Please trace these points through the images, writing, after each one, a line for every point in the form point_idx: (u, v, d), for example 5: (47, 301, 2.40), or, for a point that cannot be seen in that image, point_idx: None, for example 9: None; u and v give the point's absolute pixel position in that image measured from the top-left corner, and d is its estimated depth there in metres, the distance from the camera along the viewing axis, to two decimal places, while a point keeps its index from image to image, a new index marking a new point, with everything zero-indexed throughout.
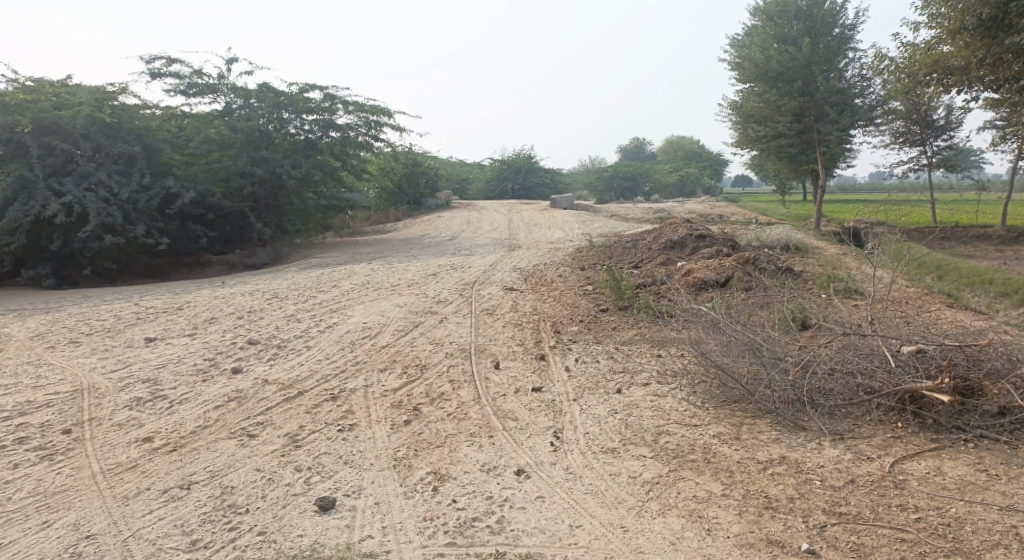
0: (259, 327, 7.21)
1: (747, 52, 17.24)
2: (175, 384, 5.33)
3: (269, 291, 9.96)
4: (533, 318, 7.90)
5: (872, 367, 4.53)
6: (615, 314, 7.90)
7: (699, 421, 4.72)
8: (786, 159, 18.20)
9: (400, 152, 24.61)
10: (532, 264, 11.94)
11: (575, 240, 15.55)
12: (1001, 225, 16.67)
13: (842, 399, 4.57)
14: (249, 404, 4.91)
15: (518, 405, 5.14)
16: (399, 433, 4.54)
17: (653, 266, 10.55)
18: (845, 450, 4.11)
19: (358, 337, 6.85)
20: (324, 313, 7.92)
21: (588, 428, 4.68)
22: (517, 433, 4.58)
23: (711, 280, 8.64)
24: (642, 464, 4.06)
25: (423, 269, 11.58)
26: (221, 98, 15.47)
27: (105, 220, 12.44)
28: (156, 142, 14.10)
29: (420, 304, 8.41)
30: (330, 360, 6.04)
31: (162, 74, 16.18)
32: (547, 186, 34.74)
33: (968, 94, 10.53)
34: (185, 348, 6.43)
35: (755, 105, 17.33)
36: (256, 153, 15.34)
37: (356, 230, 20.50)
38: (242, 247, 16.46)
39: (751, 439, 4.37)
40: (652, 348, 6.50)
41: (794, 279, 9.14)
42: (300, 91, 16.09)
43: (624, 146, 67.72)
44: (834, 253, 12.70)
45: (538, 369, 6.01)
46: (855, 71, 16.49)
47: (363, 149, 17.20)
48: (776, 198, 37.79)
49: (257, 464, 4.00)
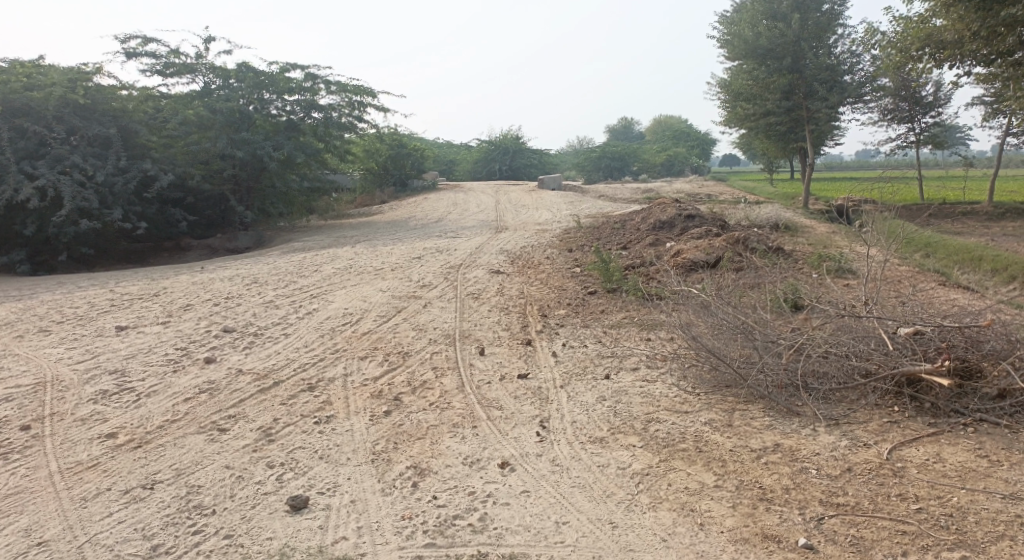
0: (236, 314, 6.97)
1: (735, 28, 16.98)
2: (143, 376, 5.09)
3: (248, 276, 9.71)
4: (519, 301, 7.70)
5: (868, 350, 4.37)
6: (604, 297, 7.72)
7: (690, 407, 4.56)
8: (775, 138, 18.02)
9: (385, 133, 24.21)
10: (519, 246, 11.73)
11: (563, 221, 15.34)
12: (988, 202, 16.63)
13: (837, 384, 4.42)
14: (221, 396, 4.70)
15: (503, 392, 4.96)
16: (379, 425, 4.34)
17: (641, 247, 10.36)
18: (841, 436, 3.96)
19: (339, 323, 6.63)
20: (304, 298, 7.68)
21: (575, 417, 4.50)
22: (502, 423, 4.40)
23: (702, 261, 8.48)
24: (631, 454, 3.89)
25: (408, 253, 11.34)
26: (199, 78, 15.01)
27: (80, 205, 12.08)
28: (132, 123, 13.69)
29: (404, 289, 8.20)
30: (309, 348, 5.83)
31: (137, 54, 15.71)
32: (535, 167, 34.42)
33: (960, 69, 10.38)
34: (157, 338, 6.18)
35: (744, 83, 17.11)
36: (236, 135, 14.96)
37: (341, 212, 20.17)
38: (223, 231, 16.11)
39: (743, 426, 4.22)
40: (641, 332, 6.33)
41: (784, 258, 9.00)
42: (281, 71, 15.67)
43: (611, 125, 67.33)
44: (824, 232, 12.58)
45: (524, 355, 5.83)
46: (844, 47, 16.26)
47: (346, 130, 16.82)
48: (764, 178, 37.68)
49: (226, 460, 3.81)
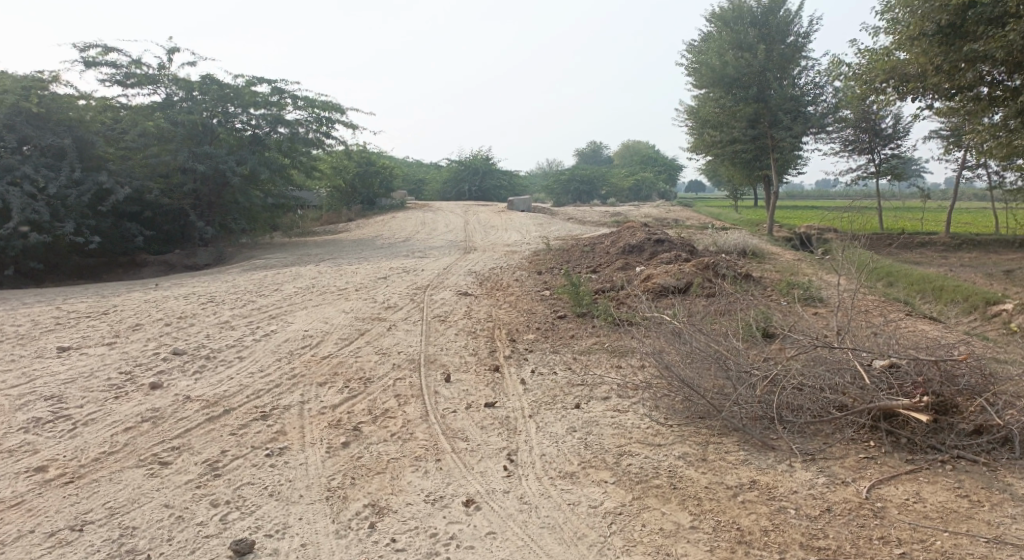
0: (188, 336, 6.62)
1: (703, 57, 17.23)
2: (82, 402, 4.74)
3: (205, 294, 9.32)
4: (487, 325, 7.49)
5: (844, 383, 4.27)
6: (573, 321, 7.56)
7: (663, 440, 4.39)
8: (740, 165, 18.25)
9: (353, 151, 23.92)
10: (488, 268, 11.56)
11: (532, 242, 15.23)
12: (945, 232, 17.04)
13: (812, 417, 4.31)
14: (165, 425, 4.38)
15: (470, 422, 4.73)
16: (336, 458, 4.08)
17: (611, 271, 10.27)
18: (818, 473, 3.83)
19: (298, 346, 6.33)
20: (262, 320, 7.36)
21: (544, 450, 4.30)
22: (467, 456, 4.17)
23: (672, 286, 8.41)
24: (603, 492, 3.70)
25: (373, 272, 11.07)
26: (161, 90, 14.59)
27: (30, 217, 11.56)
28: (89, 134, 13.21)
29: (367, 311, 7.92)
30: (264, 373, 5.52)
31: (97, 64, 15.23)
32: (504, 188, 34.39)
33: (921, 101, 10.62)
34: (100, 360, 5.81)
35: (711, 110, 17.33)
36: (198, 149, 14.56)
37: (306, 229, 19.76)
38: (182, 246, 15.60)
39: (718, 461, 4.06)
40: (612, 359, 6.17)
41: (753, 285, 8.99)
42: (247, 85, 15.36)
43: (581, 148, 67.99)
44: (790, 259, 12.69)
45: (491, 383, 5.60)
46: (808, 78, 16.62)
47: (313, 146, 16.52)
48: (729, 204, 38.31)
49: (166, 498, 3.51)
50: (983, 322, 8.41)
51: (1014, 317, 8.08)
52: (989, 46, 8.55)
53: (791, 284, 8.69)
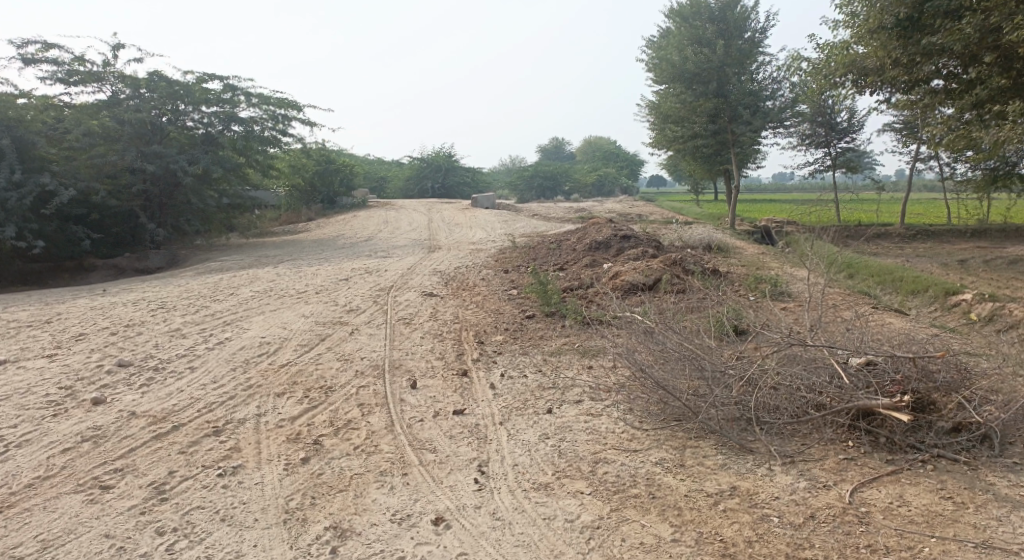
0: (135, 346, 6.24)
1: (663, 53, 17.23)
2: (16, 422, 4.36)
3: (156, 300, 8.89)
4: (453, 327, 7.26)
5: (822, 382, 4.18)
6: (542, 322, 7.39)
7: (639, 445, 4.24)
8: (701, 160, 18.32)
9: (312, 148, 23.38)
10: (453, 267, 11.31)
11: (497, 240, 15.03)
12: (901, 224, 17.35)
13: (790, 418, 4.21)
14: (108, 445, 4.05)
15: (438, 432, 4.51)
16: (294, 476, 3.82)
17: (578, 269, 10.14)
18: (799, 476, 3.73)
19: (254, 354, 6.02)
20: (216, 326, 6.99)
21: (516, 459, 4.11)
22: (435, 469, 3.96)
23: (640, 283, 8.30)
24: (579, 504, 3.52)
25: (334, 274, 10.74)
26: (107, 86, 13.94)
27: None
28: (29, 134, 12.52)
29: (329, 314, 7.63)
30: (218, 385, 5.20)
31: (36, 60, 14.50)
32: (467, 185, 34.11)
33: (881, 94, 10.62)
34: (39, 374, 5.41)
35: (672, 106, 17.33)
36: (148, 148, 13.98)
37: (264, 230, 19.22)
38: (133, 249, 14.97)
39: (697, 466, 3.92)
40: (583, 360, 6.01)
41: (721, 280, 8.94)
42: (197, 81, 14.81)
43: (544, 145, 68.02)
44: (754, 252, 12.73)
45: (459, 388, 5.38)
46: (766, 74, 16.76)
47: (270, 144, 16.03)
48: (691, 198, 38.65)
49: (106, 527, 3.21)
50: (944, 312, 8.49)
51: (973, 307, 8.18)
52: (946, 39, 8.63)
53: (759, 279, 8.65)
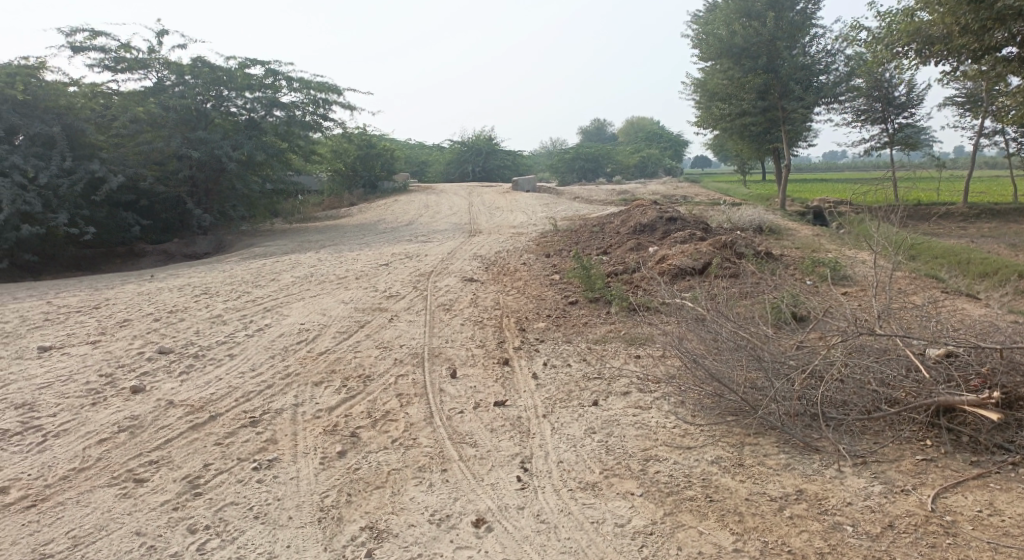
0: (176, 332, 6.22)
1: (710, 28, 16.57)
2: (56, 410, 4.32)
3: (200, 285, 8.94)
4: (494, 313, 7.05)
5: (897, 376, 3.85)
6: (586, 307, 7.13)
7: (692, 442, 3.98)
8: (749, 139, 17.65)
9: (353, 133, 23.40)
10: (493, 251, 11.11)
11: (539, 223, 14.77)
12: (964, 202, 16.39)
13: (860, 414, 3.91)
14: (144, 436, 3.98)
15: (478, 425, 4.32)
16: (330, 471, 3.67)
17: (623, 252, 9.81)
18: (872, 479, 3.46)
19: (293, 341, 5.93)
20: (256, 313, 6.94)
21: (561, 456, 3.89)
22: (476, 465, 3.76)
23: (688, 267, 7.96)
24: (630, 506, 3.29)
25: (375, 258, 10.67)
26: (153, 74, 14.08)
27: (22, 208, 11.25)
28: (78, 122, 12.73)
29: (368, 300, 7.52)
30: (256, 373, 5.10)
31: (85, 49, 14.73)
32: (508, 168, 33.85)
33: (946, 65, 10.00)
34: (81, 361, 5.40)
35: (719, 82, 16.69)
36: (192, 134, 14.09)
37: (307, 215, 19.35)
38: (181, 235, 15.21)
39: (758, 466, 3.66)
40: (629, 348, 5.74)
41: (774, 263, 8.52)
42: (239, 67, 14.85)
43: (585, 126, 67.19)
44: (808, 235, 12.17)
45: (500, 378, 5.18)
46: (820, 47, 15.96)
47: (311, 129, 16.04)
48: (737, 178, 37.58)
49: (137, 524, 3.10)
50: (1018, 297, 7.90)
51: None
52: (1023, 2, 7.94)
53: (816, 263, 8.22)
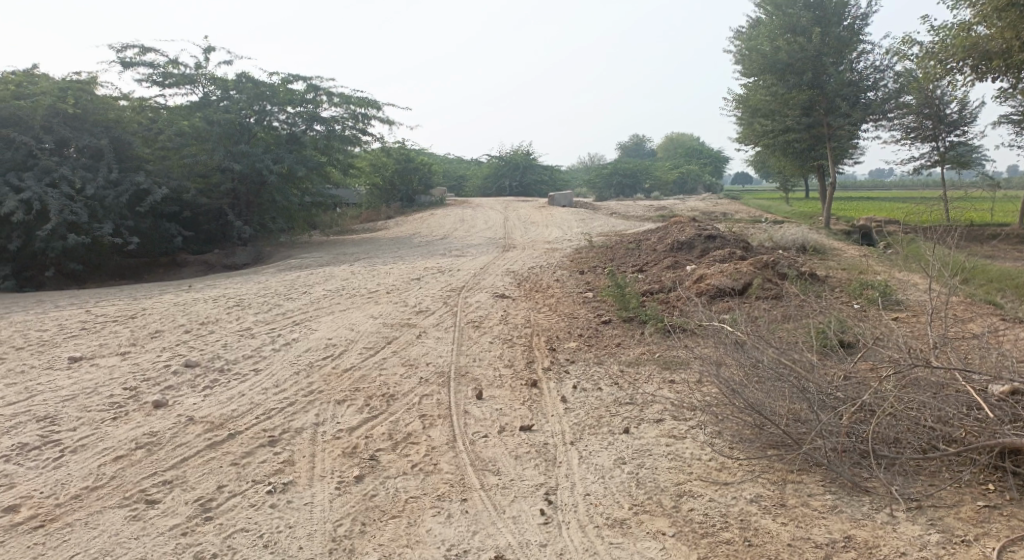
0: (204, 345, 6.19)
1: (754, 43, 16.25)
2: (76, 424, 4.29)
3: (233, 297, 8.96)
4: (525, 331, 6.87)
5: (956, 414, 3.54)
6: (619, 328, 6.90)
7: (730, 478, 3.72)
8: (792, 156, 17.18)
9: (392, 147, 23.60)
10: (527, 267, 10.95)
11: (574, 239, 14.57)
12: (1020, 223, 15.62)
13: (915, 453, 3.60)
14: (161, 453, 3.91)
15: (502, 451, 4.14)
16: (346, 496, 3.53)
17: (659, 271, 9.53)
18: (929, 527, 3.16)
19: (319, 357, 5.84)
20: (284, 326, 6.89)
21: (588, 488, 3.66)
22: (498, 495, 3.57)
23: (727, 288, 7.67)
24: (660, 548, 3.07)
25: (407, 273, 10.59)
26: (198, 88, 14.38)
27: (69, 218, 11.52)
28: (126, 134, 13.05)
29: (397, 316, 7.42)
30: (278, 390, 5.00)
31: (135, 63, 15.15)
32: (545, 183, 33.75)
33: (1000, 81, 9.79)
34: (108, 373, 5.39)
35: (762, 98, 16.33)
36: (234, 147, 14.32)
37: (345, 228, 19.51)
38: (221, 246, 15.45)
39: (801, 507, 3.39)
40: (664, 373, 5.49)
41: (818, 285, 8.17)
42: (282, 82, 15.09)
43: (624, 142, 66.86)
44: (855, 255, 11.71)
45: (527, 401, 4.99)
46: (868, 63, 15.45)
47: (350, 143, 16.17)
48: (779, 196, 36.78)
49: (143, 550, 3.01)
50: None
51: None
52: None
53: (864, 285, 7.85)
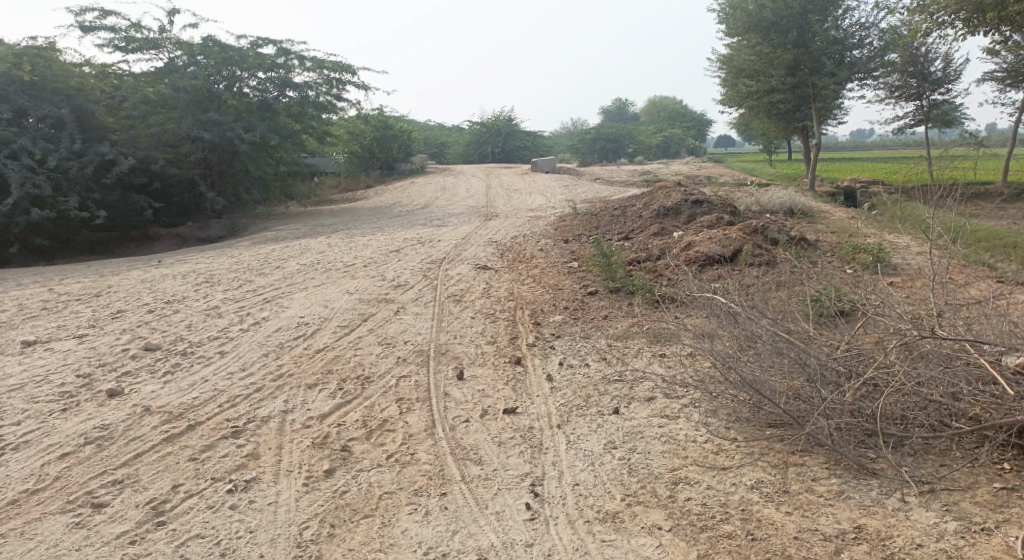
0: (167, 326, 5.82)
1: (739, 1, 15.79)
2: (21, 418, 3.96)
3: (204, 273, 8.55)
4: (508, 305, 6.57)
5: (968, 389, 3.31)
6: (606, 299, 6.63)
7: (728, 461, 3.48)
8: (777, 118, 16.85)
9: (370, 114, 22.94)
10: (510, 236, 10.61)
11: (558, 206, 14.22)
12: (1004, 181, 15.50)
13: (925, 432, 3.37)
14: (112, 450, 3.60)
15: (484, 437, 3.86)
16: (314, 493, 3.24)
17: (646, 238, 9.25)
18: (944, 514, 2.93)
19: (290, 337, 5.51)
20: (254, 305, 6.53)
21: (577, 477, 3.40)
22: (479, 488, 3.31)
23: (717, 255, 7.41)
24: (656, 546, 2.83)
25: (386, 244, 10.22)
26: (164, 54, 13.69)
27: (31, 192, 10.98)
28: (88, 103, 12.31)
29: (374, 290, 7.09)
30: (245, 374, 4.68)
31: (95, 28, 14.39)
32: (528, 149, 33.18)
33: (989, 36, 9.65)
34: (62, 359, 5.03)
35: (747, 58, 15.91)
36: (203, 115, 13.71)
37: (323, 198, 18.99)
38: (193, 218, 14.90)
39: (806, 493, 3.15)
40: (653, 347, 5.23)
41: (809, 250, 7.93)
42: (252, 46, 14.43)
43: (607, 106, 66.01)
44: (843, 218, 11.50)
45: (512, 381, 4.71)
46: (853, 20, 15.04)
47: (326, 109, 15.61)
48: (763, 158, 36.53)
49: None
50: None
51: None
52: None
53: (855, 249, 7.64)
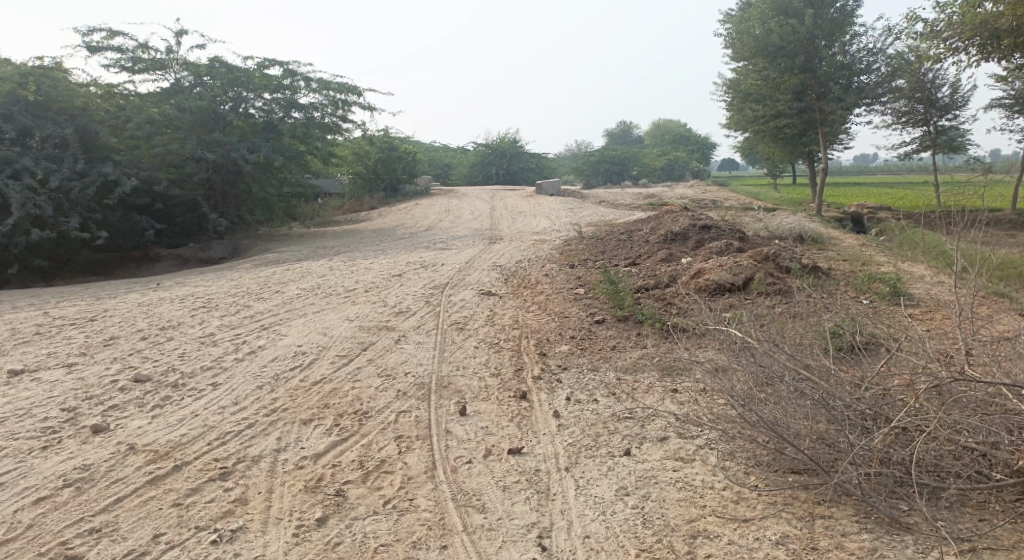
0: (159, 355, 5.61)
1: (744, 26, 15.76)
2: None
3: (202, 296, 8.36)
4: (513, 334, 6.36)
5: (1008, 437, 3.08)
6: (614, 328, 6.42)
7: (750, 512, 3.25)
8: (783, 142, 16.73)
9: (375, 135, 22.97)
10: (515, 261, 10.42)
11: (563, 229, 14.06)
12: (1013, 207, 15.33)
13: (962, 482, 3.13)
14: (92, 493, 3.39)
15: (488, 480, 3.64)
16: (304, 545, 3.03)
17: (653, 264, 9.05)
18: None
19: (286, 368, 5.30)
20: (251, 332, 6.32)
21: (587, 528, 3.18)
22: (482, 540, 3.09)
23: (728, 283, 7.20)
24: None
25: (388, 268, 10.04)
26: (170, 75, 13.66)
27: (32, 212, 10.85)
28: (92, 123, 12.27)
29: (374, 317, 6.89)
30: (238, 409, 4.46)
31: (102, 49, 14.39)
32: (532, 171, 33.16)
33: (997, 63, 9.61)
34: (48, 390, 4.82)
35: (753, 82, 15.82)
36: (207, 136, 13.64)
37: (326, 219, 18.89)
38: (195, 239, 14.75)
39: (836, 552, 2.94)
40: (665, 381, 5.00)
41: (822, 279, 7.72)
42: (258, 68, 14.41)
43: (611, 129, 66.25)
44: (853, 244, 11.30)
45: (517, 417, 4.49)
46: (861, 45, 15.01)
47: (331, 131, 15.55)
48: (768, 181, 36.48)
49: None
50: None
51: None
52: None
53: (871, 278, 7.41)
